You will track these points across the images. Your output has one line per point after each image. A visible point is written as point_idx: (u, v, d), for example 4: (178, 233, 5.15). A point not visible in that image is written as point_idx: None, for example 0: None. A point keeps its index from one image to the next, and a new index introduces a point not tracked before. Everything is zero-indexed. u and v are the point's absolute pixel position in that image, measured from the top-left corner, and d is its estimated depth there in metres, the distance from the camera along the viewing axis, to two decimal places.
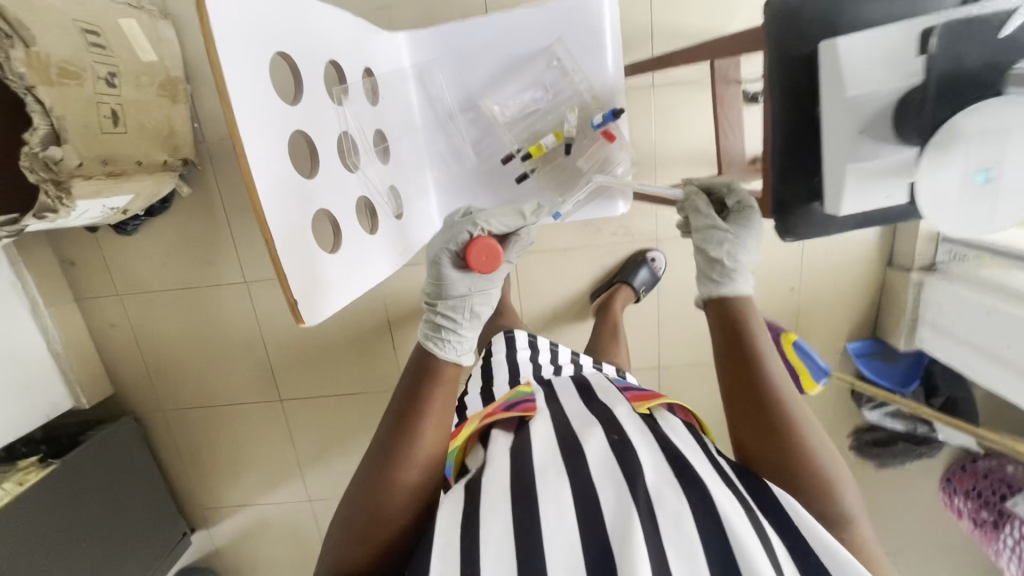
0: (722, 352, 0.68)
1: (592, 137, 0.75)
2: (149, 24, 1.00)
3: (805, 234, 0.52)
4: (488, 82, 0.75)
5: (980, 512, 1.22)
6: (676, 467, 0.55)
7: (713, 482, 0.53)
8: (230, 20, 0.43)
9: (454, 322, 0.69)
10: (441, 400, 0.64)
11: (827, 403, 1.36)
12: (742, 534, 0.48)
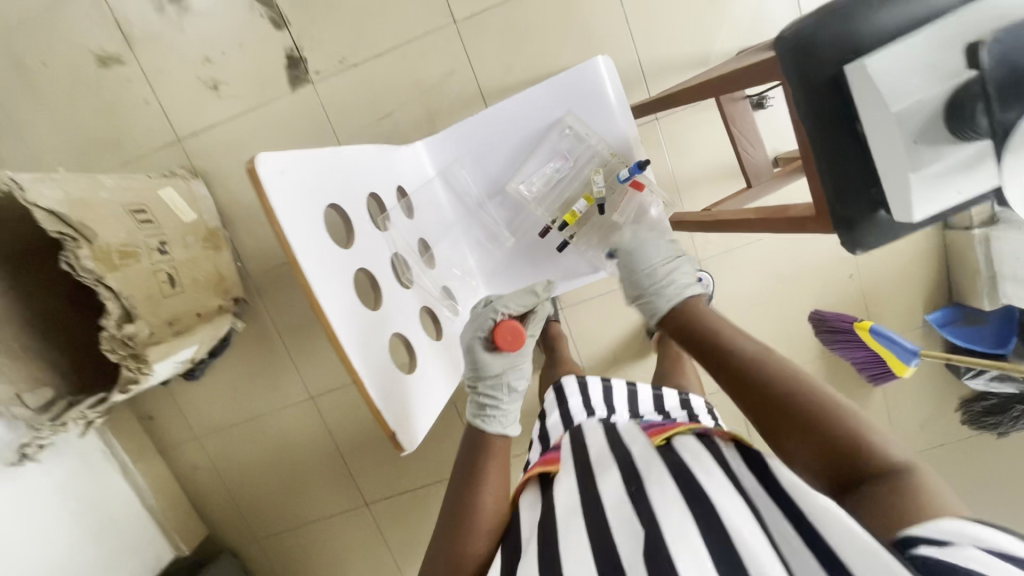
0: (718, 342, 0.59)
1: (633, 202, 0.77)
2: (184, 187, 1.09)
3: (865, 246, 0.51)
4: (508, 166, 0.77)
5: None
6: (674, 486, 0.48)
7: (719, 495, 0.45)
8: (281, 190, 0.46)
9: (495, 400, 0.66)
10: (497, 473, 0.60)
11: (925, 380, 1.28)
12: (757, 551, 0.40)
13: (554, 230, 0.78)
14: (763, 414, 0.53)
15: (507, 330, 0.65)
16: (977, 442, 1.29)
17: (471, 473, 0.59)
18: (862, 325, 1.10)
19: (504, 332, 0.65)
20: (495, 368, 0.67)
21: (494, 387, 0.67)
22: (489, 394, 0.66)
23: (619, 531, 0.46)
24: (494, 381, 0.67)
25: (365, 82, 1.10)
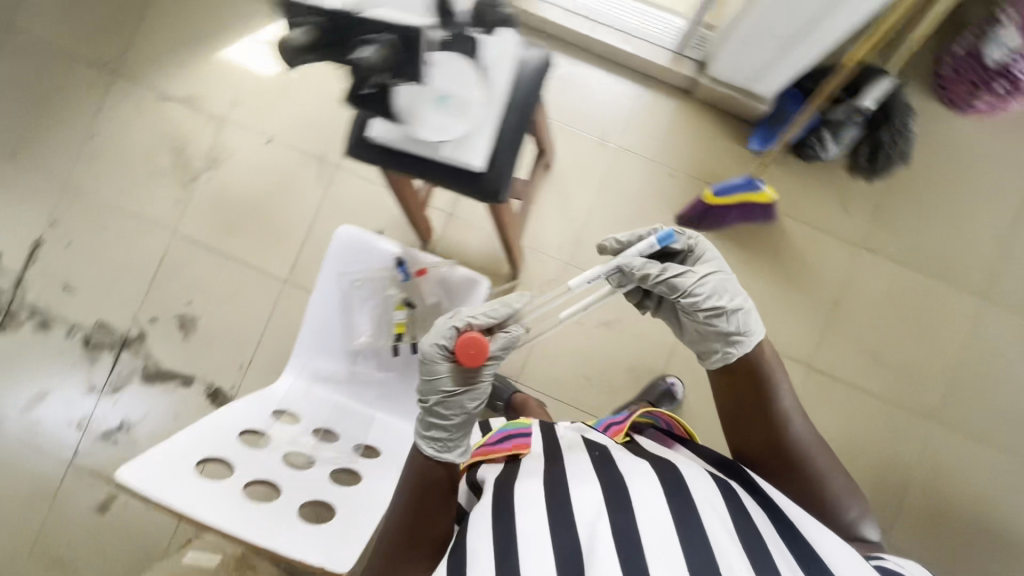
0: (722, 391, 0.82)
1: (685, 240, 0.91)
2: (198, 539, 1.26)
3: (506, 189, 0.69)
4: (342, 334, 0.97)
5: (989, 88, 1.21)
6: (657, 481, 0.66)
7: (696, 484, 0.66)
8: (143, 474, 0.63)
9: (443, 421, 0.77)
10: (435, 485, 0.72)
11: (808, 185, 1.35)
12: (713, 519, 0.61)
13: (401, 345, 0.97)
14: (757, 446, 0.77)
15: (466, 343, 0.74)
16: (890, 189, 1.35)
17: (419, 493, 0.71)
18: (710, 194, 1.26)
19: (472, 347, 0.75)
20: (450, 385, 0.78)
21: (451, 409, 0.77)
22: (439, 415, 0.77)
23: (577, 493, 0.65)
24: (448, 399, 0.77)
25: (264, 363, 1.36)
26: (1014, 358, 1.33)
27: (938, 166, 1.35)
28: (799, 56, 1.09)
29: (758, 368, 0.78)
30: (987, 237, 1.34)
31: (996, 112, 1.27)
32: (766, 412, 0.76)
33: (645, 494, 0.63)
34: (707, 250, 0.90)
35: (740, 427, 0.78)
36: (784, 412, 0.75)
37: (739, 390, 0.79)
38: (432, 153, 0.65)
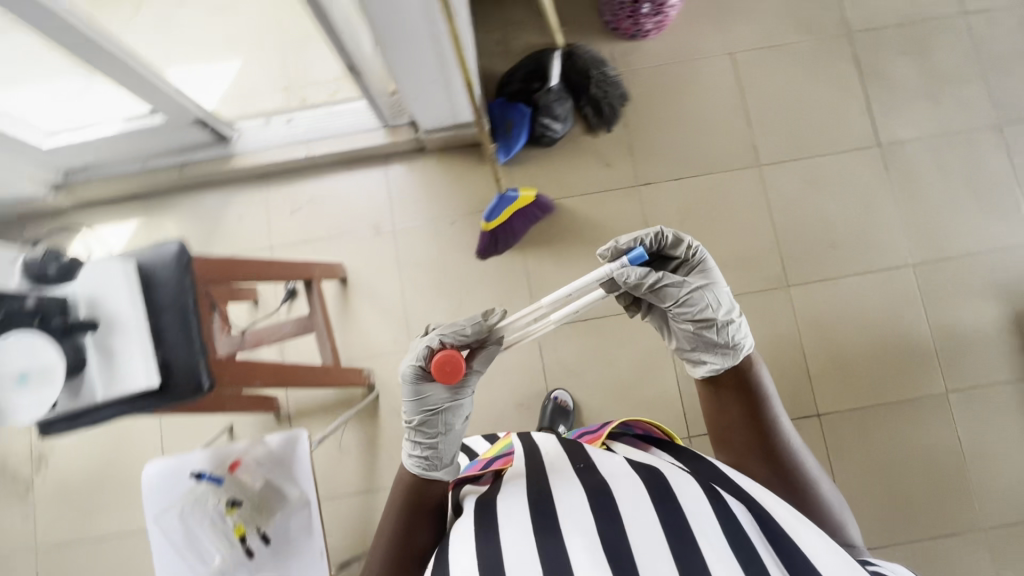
0: (711, 404, 0.90)
1: (684, 248, 0.95)
2: None
3: (205, 371, 0.66)
4: (197, 565, 0.93)
5: (645, 18, 1.37)
6: (644, 488, 0.70)
7: (681, 487, 0.70)
8: None
9: (430, 438, 0.88)
10: (422, 510, 0.83)
11: (567, 163, 1.43)
12: (696, 516, 0.65)
13: (256, 541, 0.93)
14: (750, 449, 0.85)
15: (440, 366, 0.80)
16: (632, 127, 1.45)
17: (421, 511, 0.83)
18: (485, 225, 1.31)
19: (448, 371, 0.81)
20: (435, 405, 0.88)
21: (440, 425, 0.88)
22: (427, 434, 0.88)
23: (570, 518, 0.67)
24: (433, 418, 0.88)
25: None
26: (816, 197, 1.42)
27: (658, 87, 1.46)
28: (458, 68, 1.12)
29: (743, 391, 0.87)
30: (729, 118, 1.45)
31: (666, 25, 1.44)
32: (758, 418, 0.85)
33: (630, 504, 0.67)
34: (706, 259, 0.95)
35: (733, 436, 0.87)
36: (770, 423, 0.84)
37: (729, 411, 0.88)
38: (92, 404, 0.62)
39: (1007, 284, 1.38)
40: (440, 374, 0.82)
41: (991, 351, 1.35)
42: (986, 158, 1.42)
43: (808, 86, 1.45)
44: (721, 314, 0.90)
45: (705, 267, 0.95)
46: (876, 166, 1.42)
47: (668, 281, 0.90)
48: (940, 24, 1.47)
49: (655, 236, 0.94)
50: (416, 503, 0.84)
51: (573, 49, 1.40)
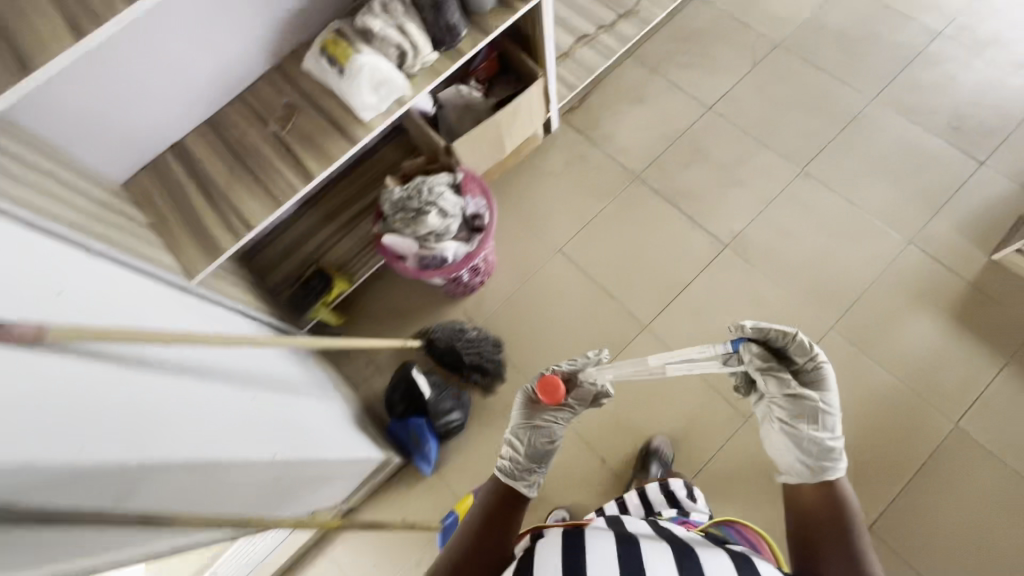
0: (804, 506, 0.88)
1: (809, 356, 0.98)
2: None
3: None
4: None
5: (470, 280, 1.44)
6: (734, 561, 0.69)
7: (766, 569, 0.69)
8: None
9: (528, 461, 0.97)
10: (502, 521, 0.84)
11: (486, 433, 1.40)
12: None
13: None
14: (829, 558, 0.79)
15: (542, 377, 0.97)
16: (522, 363, 1.46)
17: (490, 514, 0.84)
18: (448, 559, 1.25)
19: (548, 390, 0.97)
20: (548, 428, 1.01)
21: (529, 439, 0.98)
22: (526, 451, 0.97)
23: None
24: (534, 435, 0.98)
25: None
26: (709, 321, 1.43)
27: (519, 315, 1.51)
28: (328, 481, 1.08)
29: (825, 502, 0.85)
30: (593, 302, 1.49)
31: (493, 268, 1.52)
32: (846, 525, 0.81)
33: (721, 569, 0.67)
34: (828, 372, 0.97)
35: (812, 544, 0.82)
36: (849, 527, 0.80)
37: (810, 512, 0.86)
38: None
39: (922, 290, 1.37)
40: (547, 390, 0.98)
41: (958, 359, 1.30)
42: (814, 202, 1.50)
43: (635, 236, 1.54)
44: (827, 438, 0.93)
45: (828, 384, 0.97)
46: (736, 263, 1.47)
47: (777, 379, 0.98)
48: (698, 128, 1.63)
49: (784, 335, 1.00)
50: (492, 516, 0.84)
51: (429, 337, 1.44)
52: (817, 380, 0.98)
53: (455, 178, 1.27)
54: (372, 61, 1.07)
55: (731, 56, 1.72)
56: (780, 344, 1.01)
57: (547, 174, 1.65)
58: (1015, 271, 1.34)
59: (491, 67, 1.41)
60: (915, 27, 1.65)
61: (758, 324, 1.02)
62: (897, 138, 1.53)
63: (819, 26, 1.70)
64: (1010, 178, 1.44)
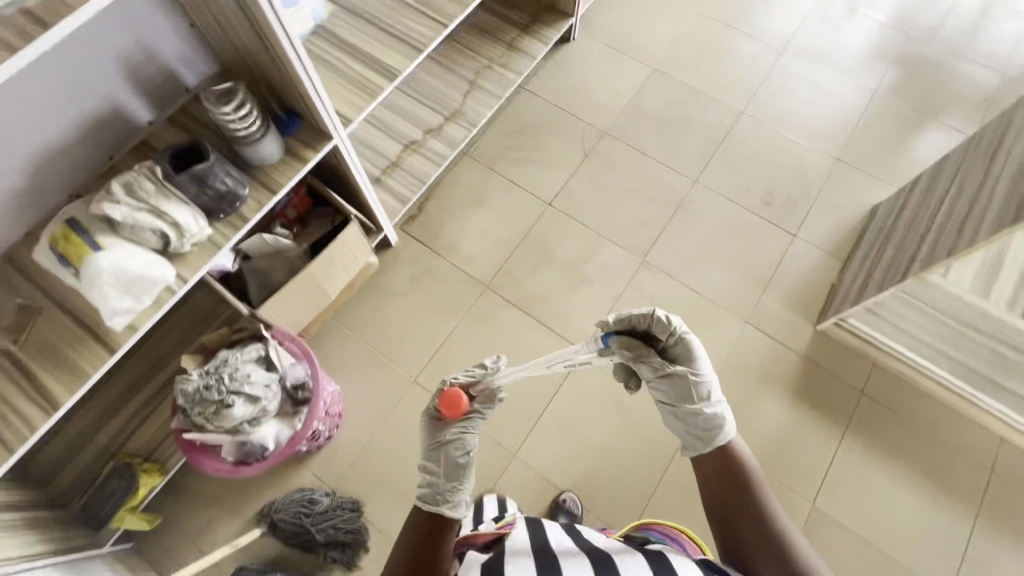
0: (708, 473, 0.90)
1: (670, 331, 1.03)
2: None
3: None
4: None
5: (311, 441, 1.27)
6: (646, 559, 0.73)
7: (681, 564, 0.73)
8: None
9: (447, 483, 1.01)
10: (424, 543, 0.85)
11: None
12: None
13: None
14: (739, 514, 0.82)
15: (443, 392, 1.05)
16: (388, 522, 1.31)
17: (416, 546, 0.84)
18: None
19: (450, 404, 1.06)
20: (459, 440, 1.06)
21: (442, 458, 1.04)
22: (439, 471, 1.03)
23: None
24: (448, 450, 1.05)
25: None
26: (578, 435, 1.38)
27: (379, 465, 1.36)
28: None
29: (724, 468, 0.88)
30: None
31: (340, 416, 1.36)
32: (744, 481, 0.85)
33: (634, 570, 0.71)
34: (690, 344, 1.01)
35: (720, 508, 0.85)
36: (760, 502, 0.83)
37: (714, 478, 0.89)
38: None
39: (765, 370, 1.43)
40: (446, 403, 1.06)
41: (805, 435, 1.37)
42: (659, 291, 1.52)
43: (493, 352, 1.46)
44: (711, 407, 0.97)
45: (694, 353, 1.01)
46: (595, 368, 1.44)
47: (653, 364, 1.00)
48: (540, 226, 1.61)
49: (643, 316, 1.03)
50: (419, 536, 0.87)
51: (271, 518, 1.25)
52: (684, 353, 1.02)
53: (268, 351, 1.11)
54: (119, 259, 0.85)
55: (562, 148, 1.72)
56: (643, 328, 1.03)
57: (392, 294, 1.53)
58: (837, 339, 1.44)
59: (302, 203, 1.26)
60: (720, 107, 1.77)
61: (621, 314, 1.03)
62: (722, 218, 1.61)
63: (639, 112, 1.77)
64: (819, 247, 1.57)
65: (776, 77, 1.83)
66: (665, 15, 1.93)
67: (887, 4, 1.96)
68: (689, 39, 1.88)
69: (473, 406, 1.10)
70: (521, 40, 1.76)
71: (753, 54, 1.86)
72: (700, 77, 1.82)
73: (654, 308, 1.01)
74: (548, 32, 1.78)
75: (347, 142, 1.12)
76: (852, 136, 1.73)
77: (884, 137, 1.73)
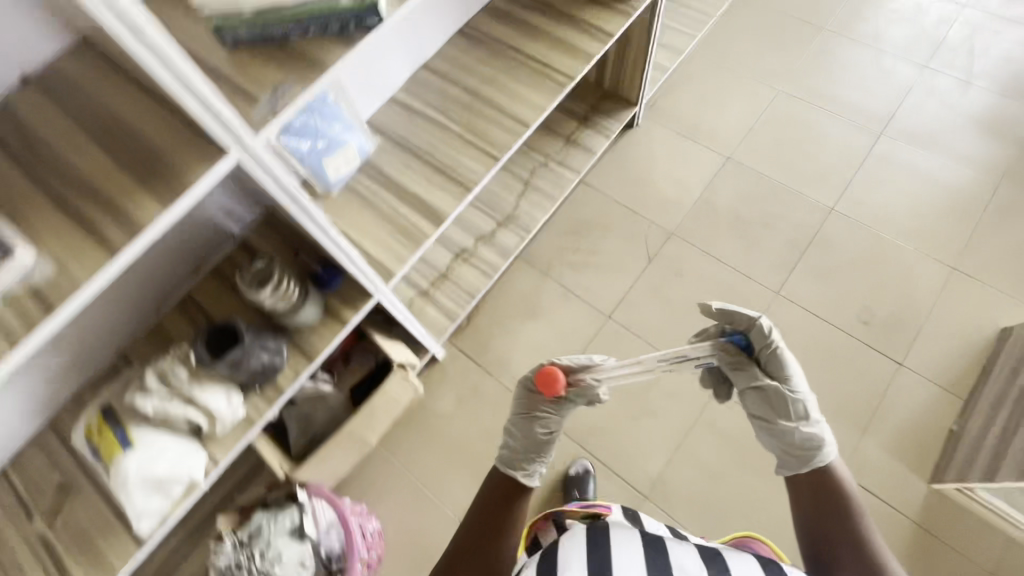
0: (796, 496, 0.87)
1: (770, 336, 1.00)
2: None
3: None
4: None
5: None
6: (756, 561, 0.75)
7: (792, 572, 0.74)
8: None
9: (527, 459, 0.98)
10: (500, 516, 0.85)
11: None
12: None
13: None
14: (824, 526, 0.79)
15: (542, 370, 1.00)
16: None
17: (493, 496, 0.88)
18: None
19: (547, 380, 0.99)
20: (549, 423, 1.01)
21: (527, 428, 1.01)
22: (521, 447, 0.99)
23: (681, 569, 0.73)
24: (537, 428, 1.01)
25: None
26: None
27: None
28: None
29: (811, 486, 0.85)
30: None
31: (378, 563, 1.28)
32: (829, 493, 0.82)
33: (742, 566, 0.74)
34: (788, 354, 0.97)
35: (806, 523, 0.81)
36: (850, 516, 0.78)
37: (801, 499, 0.85)
38: None
39: None
40: (545, 381, 0.99)
41: None
42: (734, 429, 1.35)
43: (545, 491, 1.34)
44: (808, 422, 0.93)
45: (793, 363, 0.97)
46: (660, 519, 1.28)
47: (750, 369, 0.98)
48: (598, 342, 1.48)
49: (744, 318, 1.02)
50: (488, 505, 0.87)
51: None
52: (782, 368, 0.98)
53: (302, 520, 1.04)
54: (147, 462, 0.80)
55: (623, 250, 1.58)
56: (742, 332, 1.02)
57: (439, 417, 1.44)
58: (959, 502, 1.20)
59: (348, 341, 1.18)
60: (805, 203, 1.57)
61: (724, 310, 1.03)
62: (810, 339, 1.40)
63: (710, 208, 1.60)
64: (931, 379, 1.33)
65: (871, 167, 1.61)
66: (740, 96, 1.76)
67: (1009, 75, 1.69)
68: (767, 123, 1.70)
69: (575, 389, 1.03)
70: (581, 133, 1.65)
71: (843, 140, 1.65)
72: (780, 167, 1.63)
73: (757, 314, 0.99)
74: (610, 122, 1.66)
75: (389, 297, 1.06)
76: (971, 239, 1.48)
77: (1014, 241, 1.46)
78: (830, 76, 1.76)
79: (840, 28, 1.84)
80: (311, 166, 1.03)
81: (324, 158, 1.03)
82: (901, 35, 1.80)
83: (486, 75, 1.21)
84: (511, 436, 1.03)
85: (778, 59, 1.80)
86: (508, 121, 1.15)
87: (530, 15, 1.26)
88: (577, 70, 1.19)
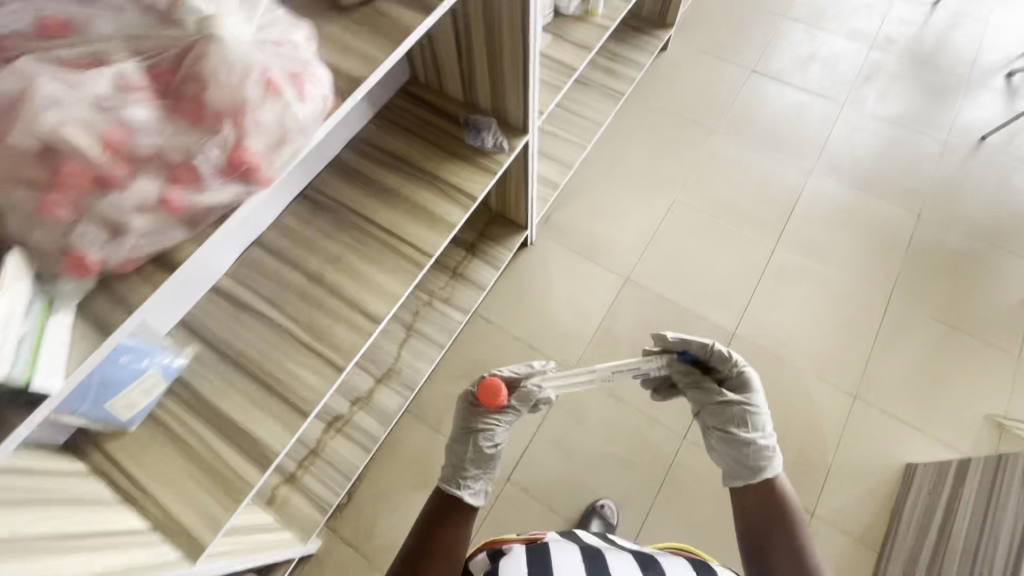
0: (740, 496, 0.94)
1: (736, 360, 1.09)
2: None
3: None
4: None
5: None
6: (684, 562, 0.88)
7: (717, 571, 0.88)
8: None
9: (474, 475, 1.02)
10: (465, 519, 0.90)
11: None
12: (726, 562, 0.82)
13: None
14: (762, 517, 0.88)
15: (483, 383, 1.06)
16: None
17: (439, 513, 0.89)
18: None
19: (489, 391, 1.06)
20: (498, 435, 1.08)
21: (474, 443, 1.06)
22: (472, 463, 1.03)
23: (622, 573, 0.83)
24: (486, 442, 1.06)
25: None
26: None
27: None
28: None
29: (756, 483, 0.93)
30: None
31: None
32: (769, 491, 0.90)
33: (676, 567, 0.86)
34: (751, 376, 1.06)
35: (744, 517, 0.89)
36: (789, 508, 0.87)
37: (745, 491, 0.93)
38: None
39: None
40: (487, 392, 1.06)
41: None
42: None
43: None
44: (763, 438, 1.00)
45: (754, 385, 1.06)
46: None
47: (712, 389, 1.07)
48: (497, 512, 1.31)
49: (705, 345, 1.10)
50: (449, 511, 0.90)
51: None
52: (742, 384, 1.08)
53: None
54: None
55: None
56: (705, 355, 1.11)
57: None
58: None
59: None
60: (707, 328, 1.50)
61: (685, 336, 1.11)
62: (719, 491, 1.32)
63: (613, 340, 1.49)
64: (843, 529, 1.26)
65: (768, 282, 1.54)
66: (637, 207, 1.68)
67: (895, 179, 1.69)
68: (665, 238, 1.62)
69: (511, 402, 1.12)
70: (470, 264, 1.50)
71: (741, 254, 1.59)
72: (680, 289, 1.55)
73: (711, 341, 1.08)
74: (501, 250, 1.52)
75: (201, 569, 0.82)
76: (869, 363, 1.42)
77: (911, 363, 1.42)
78: (726, 182, 1.71)
79: (732, 129, 1.81)
80: (90, 415, 0.77)
81: (109, 400, 0.77)
82: (790, 137, 1.79)
83: (331, 255, 1.03)
84: (454, 456, 1.07)
85: (674, 164, 1.73)
86: (356, 316, 0.98)
87: (385, 175, 1.10)
88: (438, 246, 1.04)
